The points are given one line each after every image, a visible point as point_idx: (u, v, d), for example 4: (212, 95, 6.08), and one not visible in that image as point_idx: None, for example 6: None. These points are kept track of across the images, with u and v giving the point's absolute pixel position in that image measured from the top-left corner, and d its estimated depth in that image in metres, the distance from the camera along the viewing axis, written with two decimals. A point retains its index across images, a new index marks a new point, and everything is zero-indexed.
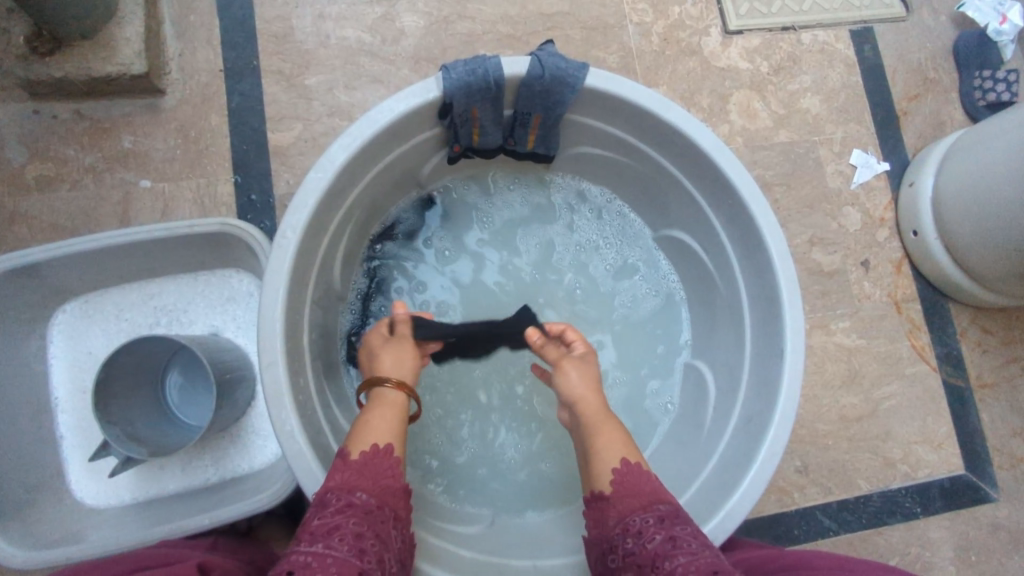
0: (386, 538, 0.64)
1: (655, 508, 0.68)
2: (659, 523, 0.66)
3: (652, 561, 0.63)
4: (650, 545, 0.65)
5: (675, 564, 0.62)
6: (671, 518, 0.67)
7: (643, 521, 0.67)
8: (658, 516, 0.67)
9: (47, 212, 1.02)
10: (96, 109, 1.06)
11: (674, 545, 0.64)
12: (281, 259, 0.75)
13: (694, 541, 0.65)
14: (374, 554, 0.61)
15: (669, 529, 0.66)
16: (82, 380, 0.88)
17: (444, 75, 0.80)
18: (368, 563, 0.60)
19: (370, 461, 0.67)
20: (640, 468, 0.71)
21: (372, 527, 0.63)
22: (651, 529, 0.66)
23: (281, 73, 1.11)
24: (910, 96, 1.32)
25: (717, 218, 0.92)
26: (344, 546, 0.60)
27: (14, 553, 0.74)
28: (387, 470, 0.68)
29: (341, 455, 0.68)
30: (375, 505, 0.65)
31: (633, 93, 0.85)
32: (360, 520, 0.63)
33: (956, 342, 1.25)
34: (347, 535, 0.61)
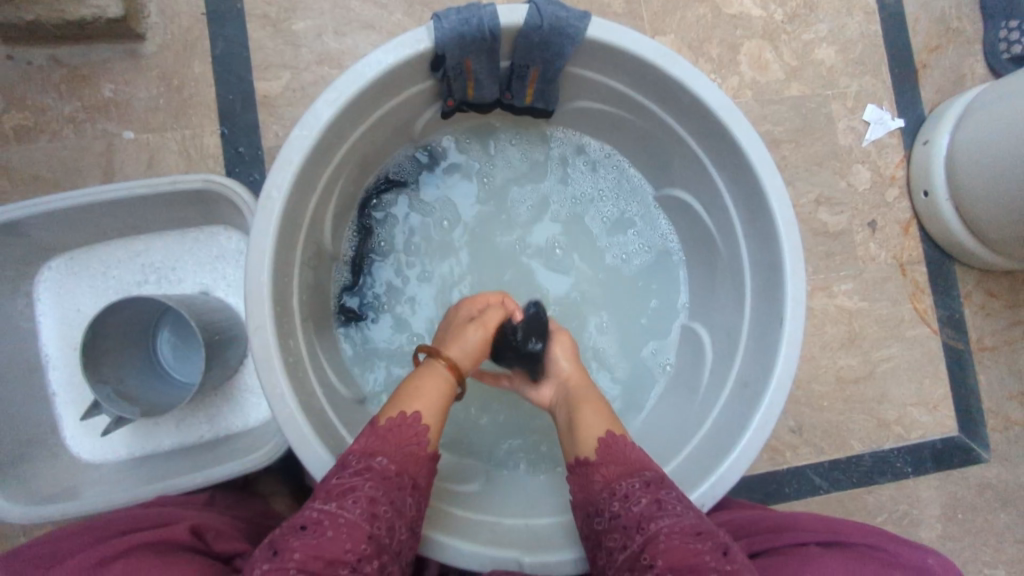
0: (400, 504, 0.67)
1: (640, 474, 0.71)
2: (646, 487, 0.70)
3: (636, 524, 0.67)
4: (636, 508, 0.68)
5: (661, 525, 0.66)
6: (657, 483, 0.70)
7: (631, 486, 0.70)
8: (644, 480, 0.71)
9: (30, 164, 0.99)
10: (73, 54, 1.00)
11: (659, 507, 0.67)
12: (267, 219, 0.72)
13: (679, 504, 0.68)
14: (385, 522, 0.65)
15: (655, 492, 0.69)
16: (71, 338, 0.87)
17: (436, 25, 0.75)
18: (377, 529, 0.64)
19: (397, 427, 0.70)
20: (623, 438, 0.76)
21: (388, 493, 0.66)
22: (637, 492, 0.69)
23: (266, 18, 1.05)
24: (931, 47, 1.25)
25: (721, 179, 0.89)
26: (357, 508, 0.63)
27: (13, 508, 0.75)
28: (410, 439, 0.70)
29: (370, 421, 0.71)
30: (393, 471, 0.68)
31: (635, 45, 0.80)
32: (377, 485, 0.66)
33: (960, 305, 1.23)
34: (361, 498, 0.64)
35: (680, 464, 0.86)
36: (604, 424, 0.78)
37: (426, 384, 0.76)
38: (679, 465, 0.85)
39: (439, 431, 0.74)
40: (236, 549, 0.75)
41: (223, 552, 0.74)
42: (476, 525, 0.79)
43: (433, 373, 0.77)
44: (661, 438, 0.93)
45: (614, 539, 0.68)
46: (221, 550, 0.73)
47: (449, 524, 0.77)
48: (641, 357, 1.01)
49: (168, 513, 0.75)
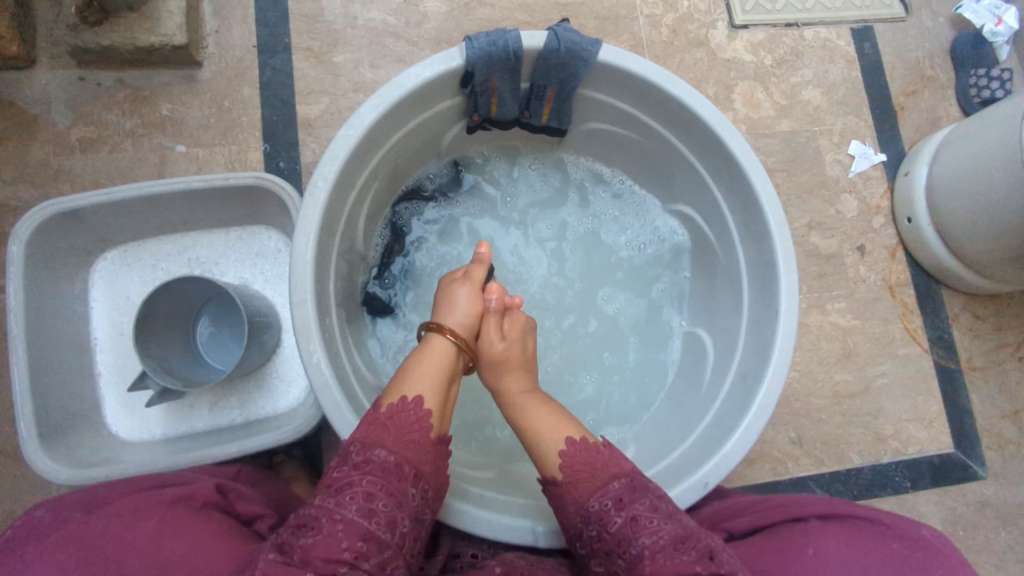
0: (401, 497, 0.67)
1: (610, 490, 0.72)
2: (619, 504, 0.71)
3: (618, 548, 0.70)
4: (614, 530, 0.70)
5: (641, 548, 0.68)
6: (627, 495, 0.71)
7: (602, 506, 0.72)
8: (615, 497, 0.72)
9: (90, 171, 1.09)
10: (138, 78, 1.12)
11: (635, 525, 0.69)
12: (312, 206, 0.81)
13: (654, 517, 0.69)
14: (385, 514, 0.66)
15: (628, 509, 0.70)
16: (120, 323, 0.94)
17: (468, 45, 0.86)
18: (375, 524, 0.65)
19: (396, 414, 0.71)
20: (590, 445, 0.76)
21: (387, 486, 0.67)
22: (610, 514, 0.71)
23: (310, 51, 1.18)
24: (907, 91, 1.38)
25: (719, 190, 0.98)
26: (354, 504, 0.65)
27: (59, 471, 0.79)
28: (412, 425, 0.71)
29: (372, 407, 0.73)
30: (393, 463, 0.68)
31: (640, 68, 0.91)
32: (375, 479, 0.67)
33: (948, 326, 1.30)
34: (358, 493, 0.65)
35: (682, 453, 0.90)
36: (561, 431, 0.77)
37: (424, 366, 0.78)
38: (682, 455, 0.90)
39: (441, 414, 0.75)
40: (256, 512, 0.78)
41: (245, 513, 0.77)
42: (489, 499, 0.84)
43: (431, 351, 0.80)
44: (666, 432, 0.98)
45: (600, 561, 0.72)
46: (240, 511, 0.77)
47: (463, 495, 0.82)
48: (652, 358, 1.07)
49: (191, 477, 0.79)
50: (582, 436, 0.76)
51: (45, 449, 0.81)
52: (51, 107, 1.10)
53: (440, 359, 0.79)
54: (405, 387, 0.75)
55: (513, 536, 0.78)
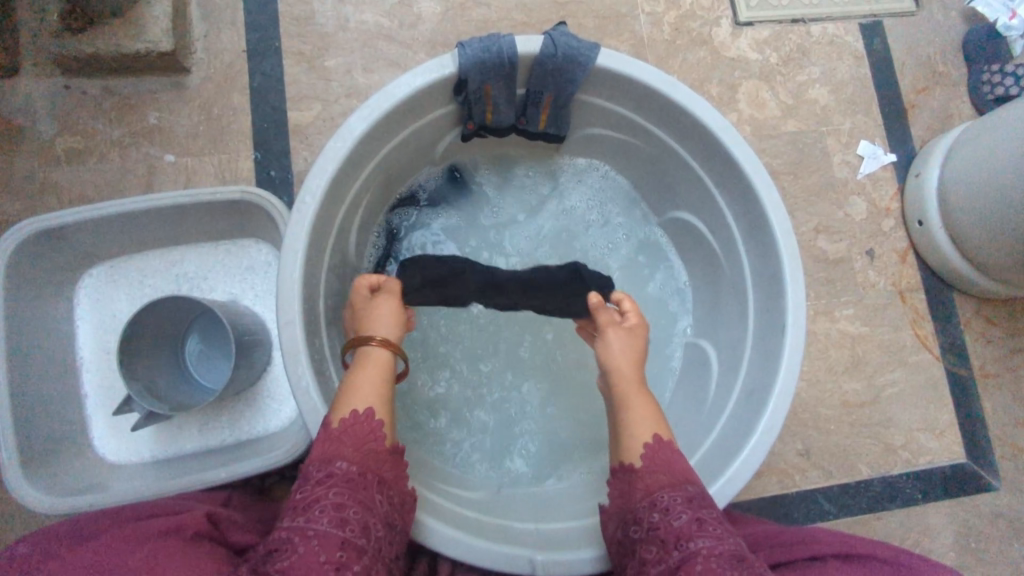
0: (370, 504, 0.65)
1: (684, 488, 0.70)
2: (688, 503, 0.69)
3: (675, 540, 0.66)
4: (675, 522, 0.67)
5: (699, 545, 0.65)
6: (698, 501, 0.69)
7: (671, 500, 0.69)
8: (685, 497, 0.70)
9: (76, 183, 1.06)
10: (124, 85, 1.09)
11: (699, 526, 0.66)
12: (299, 223, 0.78)
13: (719, 526, 0.67)
14: (358, 521, 0.63)
15: (695, 510, 0.68)
16: (106, 341, 0.92)
17: (460, 52, 0.83)
18: (350, 534, 0.62)
19: (350, 427, 0.69)
20: (667, 444, 0.74)
21: (354, 495, 0.64)
22: (678, 507, 0.68)
23: (301, 55, 1.14)
24: (918, 88, 1.33)
25: (723, 198, 0.94)
26: (325, 518, 0.62)
27: (41, 499, 0.77)
28: (368, 435, 0.69)
29: (323, 423, 0.69)
30: (356, 472, 0.66)
31: (642, 72, 0.87)
32: (342, 490, 0.64)
33: (960, 331, 1.27)
34: (327, 507, 0.63)
35: None
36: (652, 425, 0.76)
37: (364, 374, 0.74)
38: None
39: (393, 417, 0.73)
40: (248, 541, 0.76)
41: (237, 542, 0.75)
42: (485, 525, 0.81)
43: (369, 363, 0.75)
44: None
45: (650, 549, 0.67)
46: (233, 540, 0.75)
47: (458, 521, 0.79)
48: (655, 366, 1.05)
49: (181, 504, 0.77)
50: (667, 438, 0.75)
51: (29, 477, 0.79)
52: (36, 117, 1.07)
53: (379, 367, 0.76)
54: (352, 399, 0.71)
55: (508, 565, 0.75)
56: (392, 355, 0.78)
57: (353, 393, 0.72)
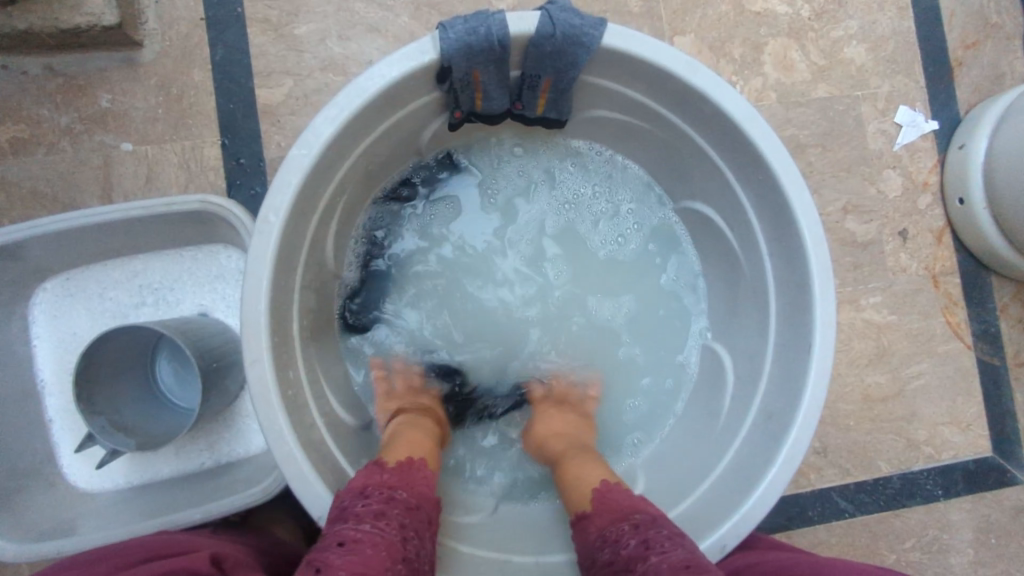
0: (422, 536, 0.65)
1: (630, 517, 0.67)
2: (635, 530, 0.65)
3: (625, 565, 0.62)
4: (625, 550, 0.63)
5: (648, 564, 0.60)
6: (646, 524, 0.65)
7: (619, 531, 0.65)
8: (632, 524, 0.65)
9: (25, 177, 0.96)
10: (69, 63, 0.97)
11: (646, 547, 0.62)
12: (264, 245, 0.68)
13: (668, 541, 0.62)
14: (413, 548, 0.62)
15: (643, 534, 0.64)
16: (68, 361, 0.85)
17: (442, 36, 0.71)
18: (409, 552, 0.61)
19: (405, 466, 0.70)
20: (616, 484, 0.72)
21: (412, 522, 0.64)
22: (626, 535, 0.64)
23: (268, 22, 1.01)
24: (967, 43, 1.18)
25: (745, 194, 0.84)
26: (391, 529, 0.61)
27: (5, 547, 0.72)
28: (421, 476, 0.70)
29: (376, 460, 0.70)
30: (414, 502, 0.66)
31: (655, 54, 0.75)
32: (404, 513, 0.64)
33: (995, 318, 1.17)
34: (393, 522, 0.62)
35: (698, 499, 0.81)
36: (602, 471, 0.75)
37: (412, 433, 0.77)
38: (698, 501, 0.81)
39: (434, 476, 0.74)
40: None
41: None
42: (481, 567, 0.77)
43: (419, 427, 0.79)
44: (678, 466, 0.89)
45: None
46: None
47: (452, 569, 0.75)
48: (668, 367, 0.97)
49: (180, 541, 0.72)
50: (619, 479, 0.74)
51: None
52: None
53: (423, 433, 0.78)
54: (400, 448, 0.73)
55: None
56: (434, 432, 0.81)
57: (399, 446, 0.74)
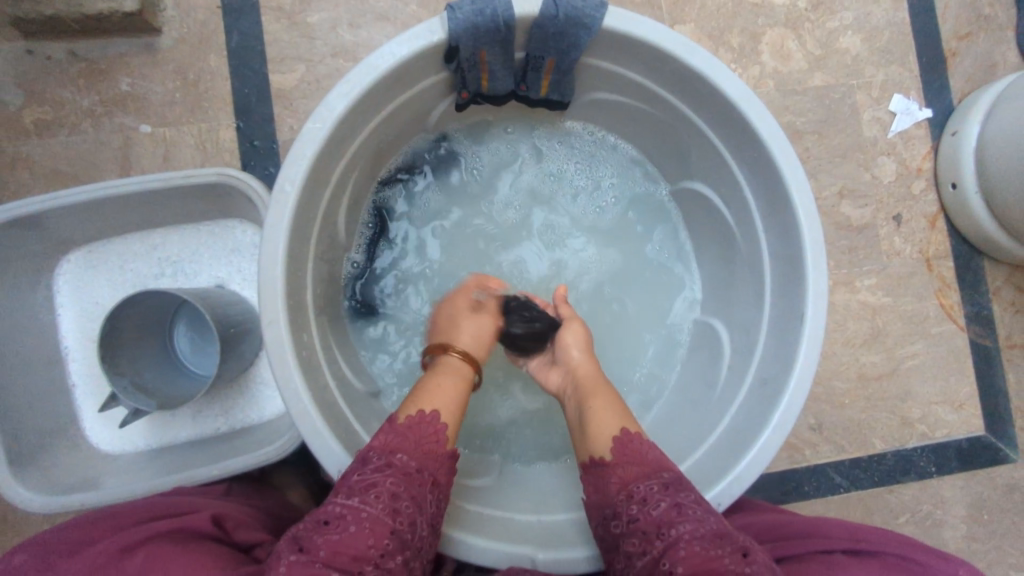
0: (421, 501, 0.66)
1: (659, 475, 0.69)
2: (665, 489, 0.67)
3: (656, 529, 0.65)
4: (655, 512, 0.65)
5: (681, 532, 0.63)
6: (675, 485, 0.68)
7: (649, 490, 0.68)
8: (662, 484, 0.68)
9: (48, 157, 1.00)
10: (91, 49, 1.01)
11: (679, 513, 0.65)
12: (280, 214, 0.72)
13: (699, 507, 0.66)
14: (407, 516, 0.64)
15: (673, 495, 0.66)
16: (90, 330, 0.89)
17: (449, 16, 0.74)
18: (399, 524, 0.63)
19: (416, 423, 0.70)
20: (640, 437, 0.73)
21: (409, 488, 0.66)
22: (656, 496, 0.67)
23: (281, 11, 1.05)
24: (961, 34, 1.21)
25: (741, 171, 0.87)
26: (378, 503, 0.63)
27: (32, 498, 0.76)
28: (431, 436, 0.70)
29: (389, 418, 0.71)
30: (413, 468, 0.67)
31: (655, 35, 0.78)
32: (398, 481, 0.65)
33: (988, 301, 1.20)
34: (382, 493, 0.64)
35: (696, 463, 0.84)
36: (619, 420, 0.75)
37: (442, 381, 0.77)
38: (695, 465, 0.84)
39: (456, 430, 0.74)
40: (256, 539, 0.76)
41: (243, 541, 0.75)
42: (485, 520, 0.78)
43: (447, 370, 0.79)
44: (677, 434, 0.92)
45: (633, 543, 0.66)
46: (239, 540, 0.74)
47: (457, 520, 0.76)
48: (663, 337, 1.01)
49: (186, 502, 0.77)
50: (637, 430, 0.74)
51: (20, 475, 0.77)
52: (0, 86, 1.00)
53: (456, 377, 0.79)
54: (423, 400, 0.74)
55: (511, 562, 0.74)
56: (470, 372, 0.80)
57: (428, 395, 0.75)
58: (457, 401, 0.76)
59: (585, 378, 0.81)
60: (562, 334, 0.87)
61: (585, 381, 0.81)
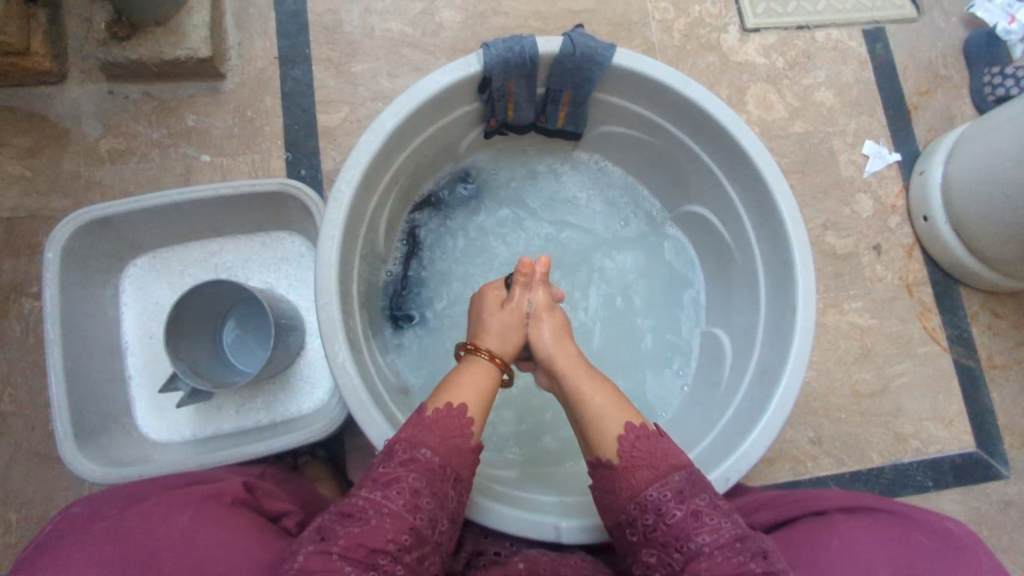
0: (443, 497, 0.68)
1: (672, 479, 0.70)
2: (679, 497, 0.69)
3: (675, 540, 0.67)
4: (672, 522, 0.68)
5: (701, 543, 0.66)
6: (689, 489, 0.69)
7: (661, 497, 0.69)
8: (676, 489, 0.69)
9: (118, 181, 1.13)
10: (164, 90, 1.16)
11: (697, 521, 0.67)
12: (336, 210, 0.83)
13: (715, 513, 0.68)
14: (427, 513, 0.67)
15: (689, 503, 0.68)
16: (149, 327, 0.98)
17: (485, 52, 0.89)
18: (419, 520, 0.66)
19: (444, 418, 0.72)
20: (648, 434, 0.73)
21: (431, 485, 0.68)
22: (671, 505, 0.68)
23: (329, 61, 1.20)
24: (921, 91, 1.37)
25: (734, 189, 0.99)
26: (400, 500, 0.65)
27: (93, 469, 0.83)
28: (457, 430, 0.71)
29: (417, 410, 0.73)
30: (437, 464, 0.69)
31: (655, 71, 0.93)
32: (420, 477, 0.67)
33: (967, 324, 1.30)
34: (404, 490, 0.66)
35: (706, 446, 0.91)
36: (617, 415, 0.76)
37: (469, 379, 0.78)
38: (707, 448, 0.91)
39: (483, 425, 0.76)
40: (283, 509, 0.78)
41: (272, 510, 0.77)
42: (511, 496, 0.85)
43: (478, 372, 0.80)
44: (689, 428, 0.99)
45: (652, 553, 0.69)
46: (269, 508, 0.77)
47: (487, 493, 0.83)
48: (671, 344, 1.10)
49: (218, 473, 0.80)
50: (640, 422, 0.75)
51: (82, 449, 0.85)
52: (82, 120, 1.14)
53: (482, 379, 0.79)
54: (449, 395, 0.75)
55: (536, 531, 0.79)
56: (499, 368, 0.82)
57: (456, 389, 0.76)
58: (484, 401, 0.77)
59: (563, 374, 0.82)
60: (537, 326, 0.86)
61: (567, 369, 0.82)
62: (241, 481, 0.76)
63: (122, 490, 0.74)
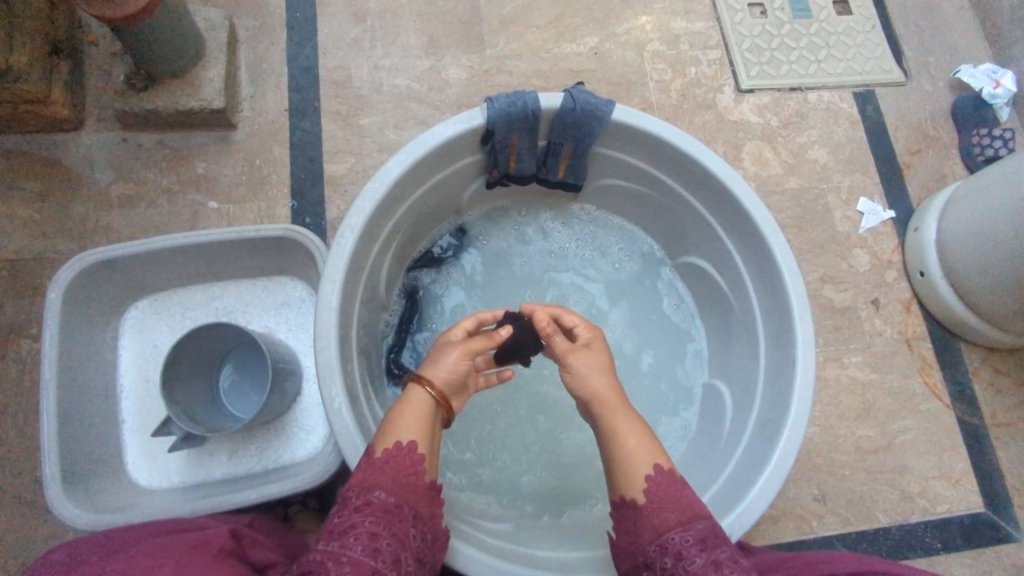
0: (404, 538, 0.64)
1: (695, 527, 0.67)
2: (701, 545, 0.66)
3: None
4: (693, 569, 0.64)
5: None
6: (711, 539, 0.66)
7: (683, 542, 0.66)
8: (698, 537, 0.66)
9: (125, 225, 1.15)
10: (176, 139, 1.19)
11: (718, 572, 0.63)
12: (339, 255, 0.84)
13: (736, 567, 0.64)
14: (389, 555, 0.62)
15: (710, 552, 0.65)
16: (146, 370, 0.98)
17: (489, 106, 0.92)
18: (381, 563, 0.61)
19: (392, 458, 0.69)
20: (674, 477, 0.71)
21: (389, 526, 0.64)
22: (692, 552, 0.65)
23: (338, 114, 1.24)
24: (911, 151, 1.41)
25: (731, 242, 1.01)
26: (358, 545, 0.61)
27: (78, 515, 0.81)
28: (409, 469, 0.69)
29: (365, 453, 0.70)
30: (393, 504, 0.66)
31: (653, 128, 0.96)
32: (378, 519, 0.64)
33: (969, 380, 1.29)
34: (361, 534, 0.62)
35: (709, 501, 0.89)
36: (649, 458, 0.72)
37: (407, 416, 0.73)
38: (709, 503, 0.89)
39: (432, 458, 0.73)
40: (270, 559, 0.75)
41: (261, 560, 0.75)
42: (509, 551, 0.82)
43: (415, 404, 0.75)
44: (688, 483, 0.98)
45: None
46: (254, 557, 0.74)
47: (480, 545, 0.81)
48: (672, 396, 1.09)
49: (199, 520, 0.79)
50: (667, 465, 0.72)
51: (69, 495, 0.84)
52: (94, 166, 1.17)
53: (427, 412, 0.75)
54: (395, 432, 0.71)
55: None
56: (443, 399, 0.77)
57: (394, 429, 0.72)
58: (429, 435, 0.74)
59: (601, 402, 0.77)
60: (578, 359, 0.80)
61: (604, 405, 0.77)
62: (228, 528, 0.74)
63: (97, 538, 0.72)
